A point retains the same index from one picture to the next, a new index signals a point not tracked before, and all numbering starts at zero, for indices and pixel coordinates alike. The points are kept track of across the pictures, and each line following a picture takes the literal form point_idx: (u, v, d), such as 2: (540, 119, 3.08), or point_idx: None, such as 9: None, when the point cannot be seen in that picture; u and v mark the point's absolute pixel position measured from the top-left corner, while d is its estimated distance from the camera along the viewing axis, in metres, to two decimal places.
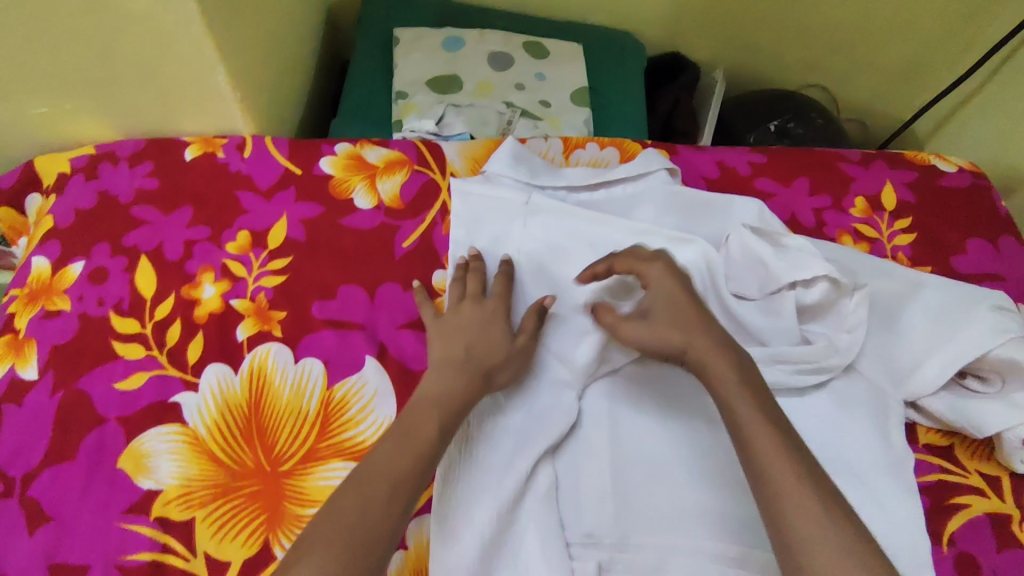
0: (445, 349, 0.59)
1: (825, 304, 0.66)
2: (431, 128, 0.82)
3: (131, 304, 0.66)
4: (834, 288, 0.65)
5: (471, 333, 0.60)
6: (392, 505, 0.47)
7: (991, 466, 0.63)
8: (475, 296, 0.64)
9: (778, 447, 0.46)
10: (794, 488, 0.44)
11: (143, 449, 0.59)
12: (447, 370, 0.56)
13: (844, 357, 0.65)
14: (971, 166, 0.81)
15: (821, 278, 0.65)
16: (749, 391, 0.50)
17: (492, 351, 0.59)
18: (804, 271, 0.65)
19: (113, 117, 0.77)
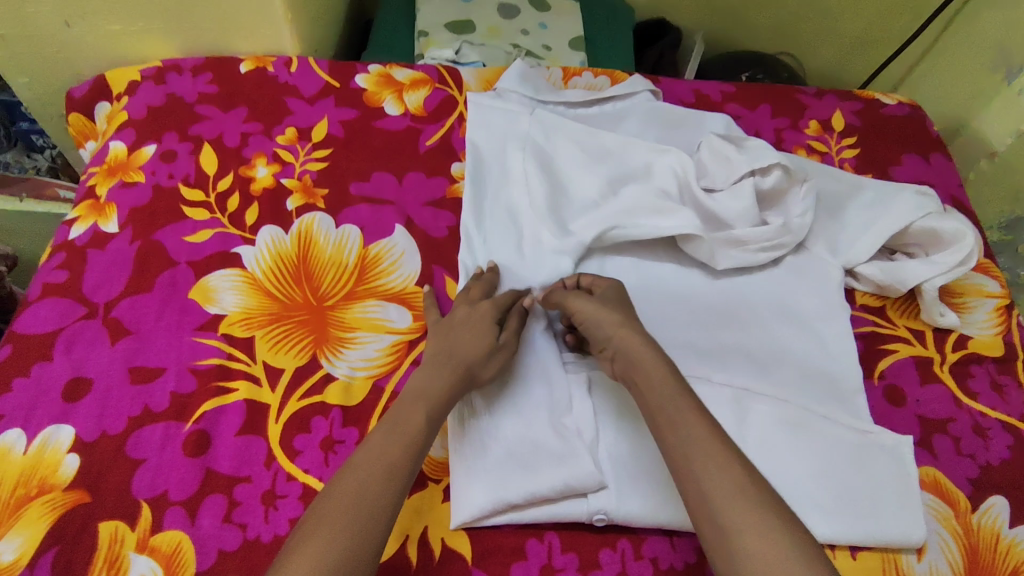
0: (436, 352, 0.62)
1: (780, 191, 0.78)
2: (450, 56, 0.96)
3: (197, 179, 0.78)
4: (786, 176, 0.78)
5: (457, 333, 0.63)
6: (389, 483, 0.52)
7: (918, 323, 0.75)
8: (473, 300, 0.67)
9: (700, 428, 0.53)
10: (718, 460, 0.51)
11: (210, 285, 0.70)
12: (434, 368, 0.60)
13: (798, 236, 0.77)
14: (909, 101, 0.95)
15: (776, 167, 0.77)
16: (669, 379, 0.57)
17: (473, 351, 0.62)
18: (762, 160, 0.77)
19: (180, 35, 0.90)
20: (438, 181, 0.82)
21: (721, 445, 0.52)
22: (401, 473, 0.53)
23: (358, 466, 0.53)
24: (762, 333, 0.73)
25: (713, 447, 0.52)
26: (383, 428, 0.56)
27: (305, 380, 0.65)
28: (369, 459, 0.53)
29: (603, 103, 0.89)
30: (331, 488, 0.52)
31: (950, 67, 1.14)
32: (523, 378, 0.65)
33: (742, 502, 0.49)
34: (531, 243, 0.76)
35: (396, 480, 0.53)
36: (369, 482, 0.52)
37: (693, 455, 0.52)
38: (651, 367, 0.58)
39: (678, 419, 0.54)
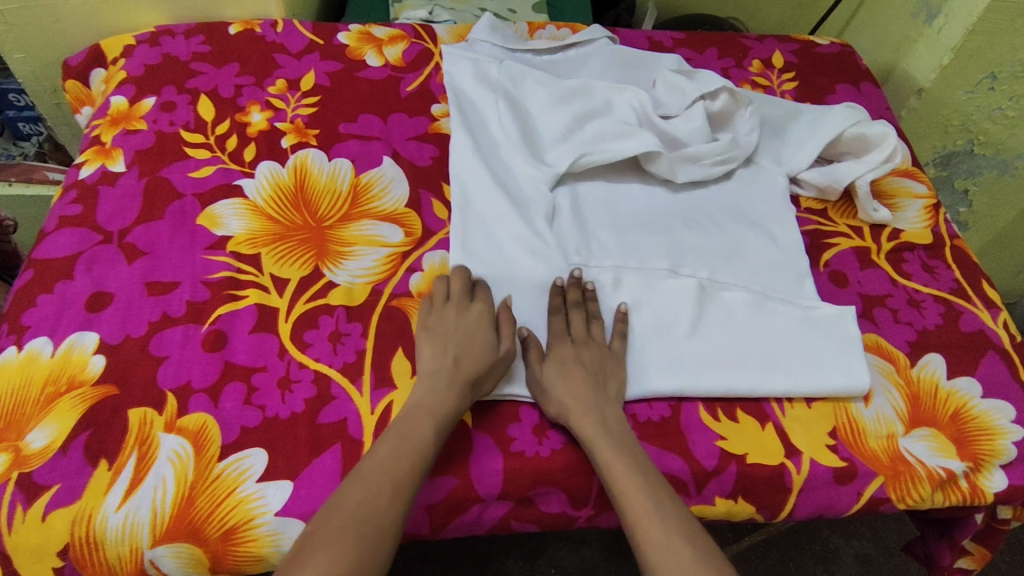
0: (432, 364, 0.63)
1: (727, 113, 0.88)
2: (422, 16, 1.04)
3: (196, 125, 0.84)
4: (732, 99, 0.87)
5: (453, 342, 0.64)
6: (395, 501, 0.54)
7: (856, 220, 0.84)
8: (461, 300, 0.68)
9: (638, 490, 0.57)
10: (650, 524, 0.55)
11: (215, 213, 0.76)
12: (436, 386, 0.61)
13: (746, 150, 0.86)
14: (840, 41, 1.05)
15: (722, 91, 0.86)
16: (614, 445, 0.60)
17: (480, 363, 0.63)
18: (709, 85, 0.86)
19: (172, 3, 0.96)
20: (420, 120, 0.89)
21: (648, 502, 0.56)
22: (407, 490, 0.55)
23: (368, 480, 0.54)
24: (722, 231, 0.80)
25: (648, 507, 0.56)
26: (389, 441, 0.57)
27: (311, 287, 0.71)
28: (376, 470, 0.55)
29: (567, 50, 0.98)
30: (339, 501, 0.53)
31: (879, 18, 1.25)
32: (527, 271, 0.74)
33: (665, 547, 0.53)
34: (508, 177, 0.83)
35: (402, 498, 0.54)
36: (379, 498, 0.53)
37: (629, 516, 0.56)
38: (602, 442, 0.60)
39: (621, 480, 0.58)
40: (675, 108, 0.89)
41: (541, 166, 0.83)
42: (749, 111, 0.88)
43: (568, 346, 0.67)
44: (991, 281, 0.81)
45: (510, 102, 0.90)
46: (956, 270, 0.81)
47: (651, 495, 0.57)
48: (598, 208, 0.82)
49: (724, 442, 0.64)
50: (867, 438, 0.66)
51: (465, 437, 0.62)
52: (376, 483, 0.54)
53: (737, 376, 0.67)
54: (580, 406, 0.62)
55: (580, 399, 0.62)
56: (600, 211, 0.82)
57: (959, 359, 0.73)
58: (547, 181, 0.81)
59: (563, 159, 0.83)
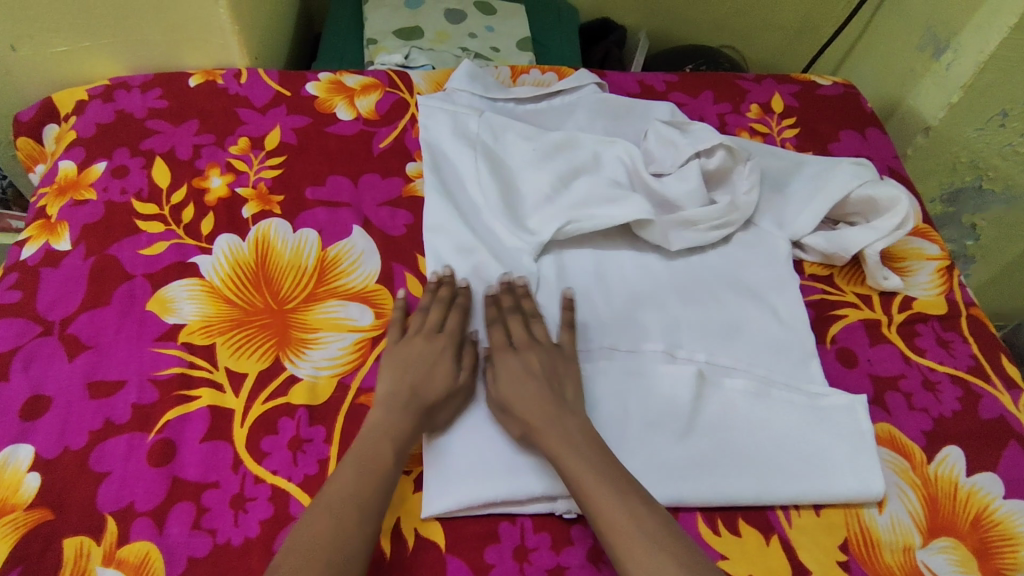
0: (392, 388, 0.62)
1: (724, 171, 0.81)
2: (398, 61, 0.98)
3: (150, 193, 0.78)
4: (730, 156, 0.80)
5: (416, 368, 0.63)
6: (361, 527, 0.53)
7: (864, 288, 0.78)
8: (432, 329, 0.67)
9: (599, 489, 0.55)
10: (615, 518, 0.54)
11: (167, 296, 0.70)
12: (392, 409, 0.60)
13: (745, 213, 0.79)
14: (843, 80, 0.99)
15: (719, 148, 0.80)
16: (566, 441, 0.58)
17: (436, 391, 0.62)
18: (705, 142, 0.80)
19: (127, 53, 0.90)
20: (394, 181, 0.82)
21: (611, 495, 0.55)
22: (371, 517, 0.54)
23: (331, 509, 0.53)
24: (721, 305, 0.74)
25: (623, 519, 0.53)
26: (349, 467, 0.56)
27: (269, 383, 0.65)
28: (335, 499, 0.54)
29: (551, 98, 0.91)
30: (301, 537, 0.52)
31: (884, 49, 1.18)
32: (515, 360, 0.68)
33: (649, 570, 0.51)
34: (491, 244, 0.77)
35: (367, 523, 0.54)
36: (345, 529, 0.53)
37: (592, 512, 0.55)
38: (562, 449, 0.58)
39: (579, 478, 0.56)
40: (666, 166, 0.82)
41: (526, 234, 0.77)
42: (748, 167, 0.81)
43: (514, 358, 0.65)
44: (1010, 355, 0.75)
45: (491, 159, 0.83)
46: (972, 343, 0.75)
47: (615, 492, 0.55)
48: (586, 281, 0.75)
49: (725, 562, 0.58)
50: (882, 551, 0.60)
51: (438, 563, 0.56)
52: (340, 511, 0.53)
53: (738, 480, 0.61)
54: (538, 418, 0.60)
55: (541, 418, 0.60)
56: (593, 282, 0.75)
57: (979, 451, 0.67)
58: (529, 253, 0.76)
59: (548, 225, 0.77)
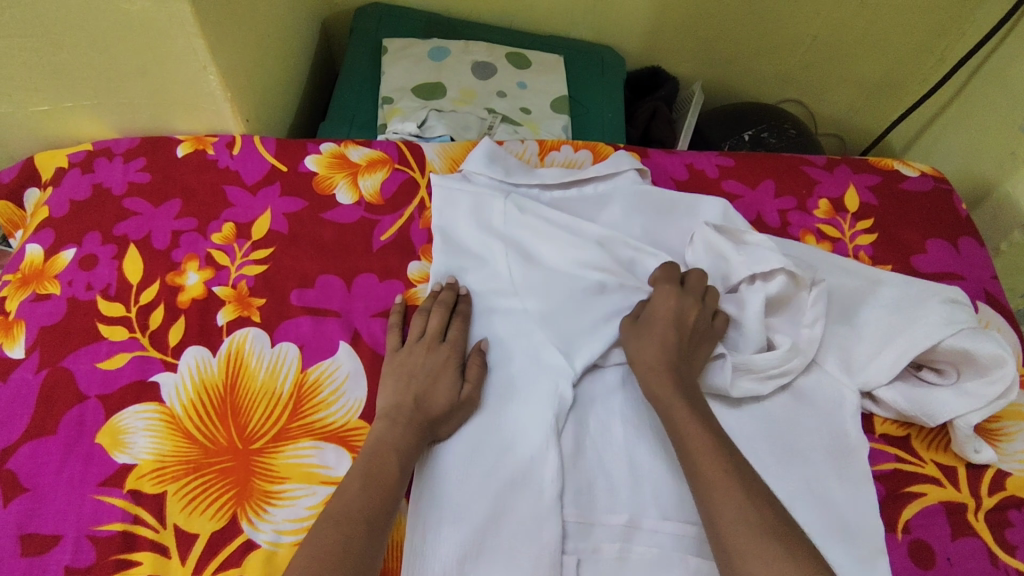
0: (393, 402, 0.60)
1: (784, 298, 0.68)
2: (413, 130, 0.86)
3: (118, 289, 0.69)
4: (792, 281, 0.67)
5: (418, 382, 0.61)
6: (377, 530, 0.51)
7: (947, 457, 0.64)
8: (434, 337, 0.65)
9: (706, 441, 0.55)
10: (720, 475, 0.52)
11: (120, 426, 0.61)
12: (395, 423, 0.58)
13: (806, 358, 0.66)
14: (933, 172, 0.85)
15: (779, 271, 0.67)
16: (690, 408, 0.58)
17: (436, 407, 0.60)
18: (763, 263, 0.67)
19: (114, 115, 0.81)
20: (392, 285, 0.72)
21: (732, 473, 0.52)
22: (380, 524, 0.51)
23: (340, 520, 0.50)
24: (767, 479, 0.60)
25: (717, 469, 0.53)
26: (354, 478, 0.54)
27: (220, 550, 0.55)
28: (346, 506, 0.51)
29: (582, 185, 0.78)
30: (309, 547, 0.48)
31: (978, 121, 1.02)
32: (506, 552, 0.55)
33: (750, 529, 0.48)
34: (506, 374, 0.65)
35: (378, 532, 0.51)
36: (351, 540, 0.49)
37: (711, 487, 0.52)
38: (681, 417, 0.57)
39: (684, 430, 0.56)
40: (715, 285, 0.71)
41: (558, 361, 0.65)
42: (813, 296, 0.68)
43: (674, 297, 0.65)
44: None
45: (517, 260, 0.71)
46: None
47: (735, 475, 0.52)
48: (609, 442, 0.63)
49: None
50: None
51: None
52: (350, 514, 0.51)
53: None
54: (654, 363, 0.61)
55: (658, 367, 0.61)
56: (611, 446, 0.63)
57: None
58: (565, 379, 0.63)
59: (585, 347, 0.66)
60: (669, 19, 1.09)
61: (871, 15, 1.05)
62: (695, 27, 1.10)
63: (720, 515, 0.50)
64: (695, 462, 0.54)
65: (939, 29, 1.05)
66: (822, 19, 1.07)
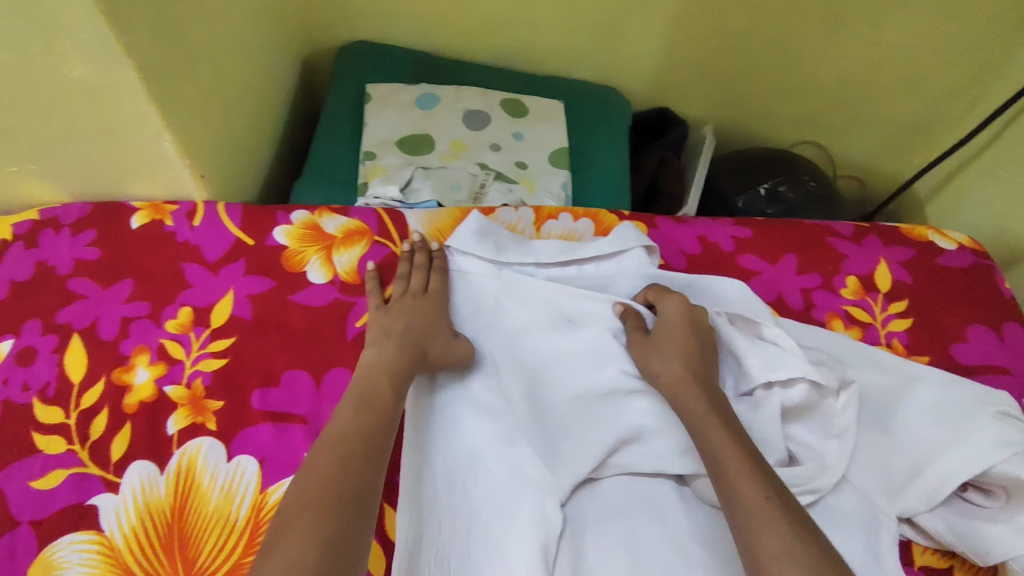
0: (383, 337, 0.60)
1: (808, 406, 0.60)
2: (396, 195, 0.77)
3: (58, 390, 0.61)
4: (814, 389, 0.59)
5: (413, 316, 0.62)
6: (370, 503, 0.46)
7: None
8: (416, 291, 0.65)
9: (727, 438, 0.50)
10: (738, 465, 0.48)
11: (53, 559, 0.54)
12: (393, 353, 0.58)
13: (834, 474, 0.58)
14: (972, 244, 0.77)
15: (799, 379, 0.59)
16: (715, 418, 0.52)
17: (433, 339, 0.60)
18: (780, 370, 0.59)
19: (64, 180, 0.73)
20: None
21: (766, 492, 0.45)
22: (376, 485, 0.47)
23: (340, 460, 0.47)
24: None
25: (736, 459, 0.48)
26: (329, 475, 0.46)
27: None
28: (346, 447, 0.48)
29: (582, 264, 0.70)
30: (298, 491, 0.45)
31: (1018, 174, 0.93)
32: None
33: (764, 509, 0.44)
34: (488, 493, 0.56)
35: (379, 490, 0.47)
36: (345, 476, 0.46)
37: (726, 478, 0.47)
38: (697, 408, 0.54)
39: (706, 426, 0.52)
40: (727, 388, 0.63)
41: (544, 474, 0.57)
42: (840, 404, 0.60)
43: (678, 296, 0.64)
44: None
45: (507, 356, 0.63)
46: None
47: (755, 466, 0.48)
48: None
49: None
50: None
51: None
52: (333, 517, 0.43)
53: None
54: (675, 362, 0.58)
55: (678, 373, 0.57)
56: None
57: None
58: (556, 497, 0.56)
59: (578, 457, 0.58)
60: (678, 58, 1.00)
61: (900, 55, 0.96)
62: (708, 68, 1.02)
63: (744, 503, 0.45)
64: (715, 452, 0.50)
65: (974, 73, 0.96)
66: (846, 60, 0.98)
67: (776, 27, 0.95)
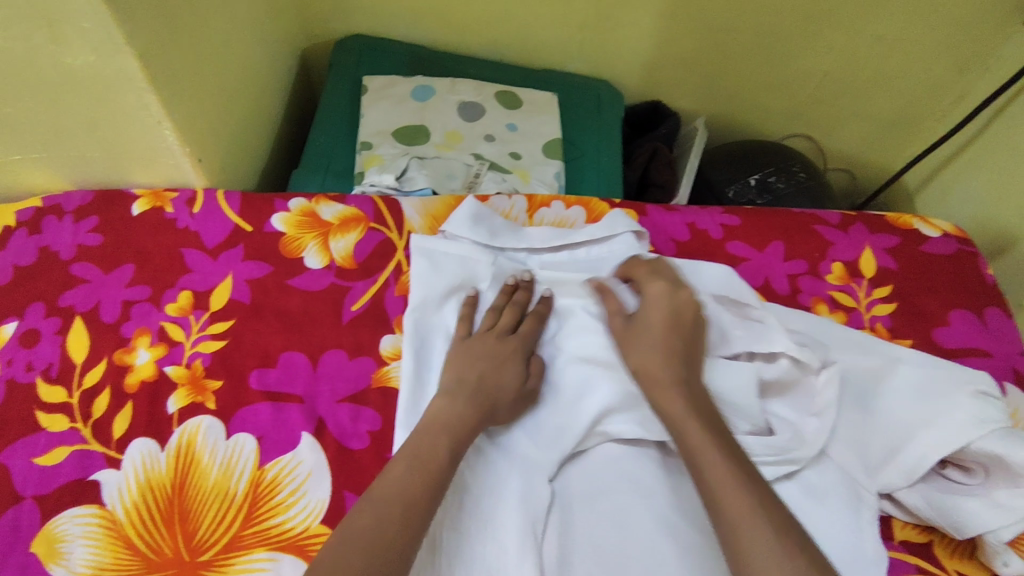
0: (455, 379, 0.58)
1: (787, 383, 0.62)
2: (391, 182, 0.79)
3: (61, 370, 0.63)
4: (796, 365, 0.62)
5: (488, 366, 0.59)
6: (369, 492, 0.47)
7: (974, 567, 0.58)
8: (502, 331, 0.63)
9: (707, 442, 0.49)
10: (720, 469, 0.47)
11: (56, 532, 0.55)
12: (456, 399, 0.56)
13: (813, 447, 0.59)
14: (957, 232, 0.79)
15: (782, 355, 0.62)
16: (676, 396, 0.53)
17: (502, 390, 0.58)
18: (766, 343, 0.61)
19: (66, 168, 0.74)
20: (363, 364, 0.65)
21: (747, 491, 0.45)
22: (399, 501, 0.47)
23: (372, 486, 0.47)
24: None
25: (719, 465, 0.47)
26: None
27: None
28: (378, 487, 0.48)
29: (575, 250, 0.72)
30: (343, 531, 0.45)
31: (1004, 165, 0.95)
32: None
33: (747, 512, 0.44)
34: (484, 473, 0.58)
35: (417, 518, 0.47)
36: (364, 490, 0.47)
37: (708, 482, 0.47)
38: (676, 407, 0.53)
39: (686, 428, 0.51)
40: None
41: (533, 454, 0.59)
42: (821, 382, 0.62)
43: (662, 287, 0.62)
44: None
45: None
46: None
47: (736, 464, 0.48)
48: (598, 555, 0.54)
49: None
50: None
51: None
52: None
53: None
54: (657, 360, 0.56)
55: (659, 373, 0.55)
56: (602, 554, 0.54)
57: None
58: (543, 473, 0.58)
59: (565, 435, 0.60)
60: (669, 52, 1.02)
61: (888, 49, 0.98)
62: (699, 61, 1.03)
63: (729, 515, 0.44)
64: (695, 455, 0.49)
65: (960, 66, 0.98)
66: (835, 53, 1.00)
67: (766, 20, 0.97)
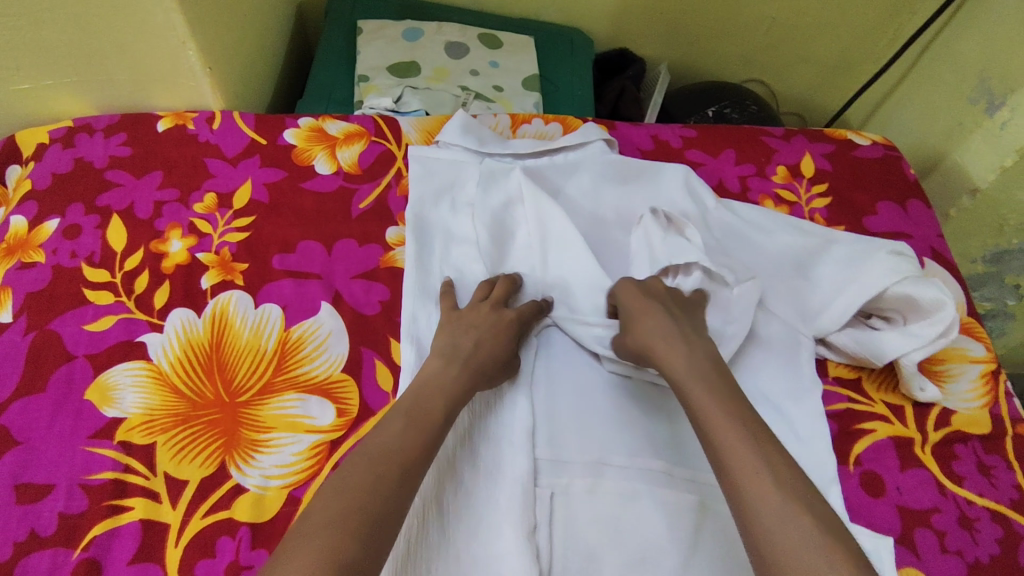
0: (450, 344, 0.60)
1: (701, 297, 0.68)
2: (389, 105, 0.89)
3: (102, 257, 0.71)
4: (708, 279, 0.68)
5: (483, 335, 0.62)
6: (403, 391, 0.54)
7: (896, 397, 0.69)
8: (497, 303, 0.66)
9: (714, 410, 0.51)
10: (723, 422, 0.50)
11: (109, 382, 0.63)
12: (451, 363, 0.58)
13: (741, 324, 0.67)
14: (884, 141, 0.91)
15: (697, 268, 0.69)
16: (671, 345, 0.58)
17: (492, 361, 0.60)
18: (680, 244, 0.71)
19: (94, 93, 0.83)
20: (371, 249, 0.74)
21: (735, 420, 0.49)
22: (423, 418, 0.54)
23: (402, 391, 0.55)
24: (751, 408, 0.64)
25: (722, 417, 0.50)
26: None
27: (209, 495, 0.57)
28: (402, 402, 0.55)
29: (554, 155, 0.83)
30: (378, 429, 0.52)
31: (926, 97, 1.08)
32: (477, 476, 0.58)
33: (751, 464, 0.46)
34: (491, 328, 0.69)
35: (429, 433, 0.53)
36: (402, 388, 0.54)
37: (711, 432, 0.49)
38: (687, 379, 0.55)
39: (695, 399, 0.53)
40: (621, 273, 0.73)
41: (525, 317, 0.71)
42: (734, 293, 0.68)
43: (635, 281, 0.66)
44: None
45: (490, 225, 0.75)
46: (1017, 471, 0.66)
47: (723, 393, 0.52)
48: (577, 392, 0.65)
49: None
50: None
51: None
52: None
53: None
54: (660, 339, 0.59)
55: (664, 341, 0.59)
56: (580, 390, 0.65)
57: None
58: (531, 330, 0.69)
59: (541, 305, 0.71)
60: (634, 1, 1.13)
61: None
62: (661, 10, 1.15)
63: (734, 473, 0.46)
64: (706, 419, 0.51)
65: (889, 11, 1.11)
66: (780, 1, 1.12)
67: None
